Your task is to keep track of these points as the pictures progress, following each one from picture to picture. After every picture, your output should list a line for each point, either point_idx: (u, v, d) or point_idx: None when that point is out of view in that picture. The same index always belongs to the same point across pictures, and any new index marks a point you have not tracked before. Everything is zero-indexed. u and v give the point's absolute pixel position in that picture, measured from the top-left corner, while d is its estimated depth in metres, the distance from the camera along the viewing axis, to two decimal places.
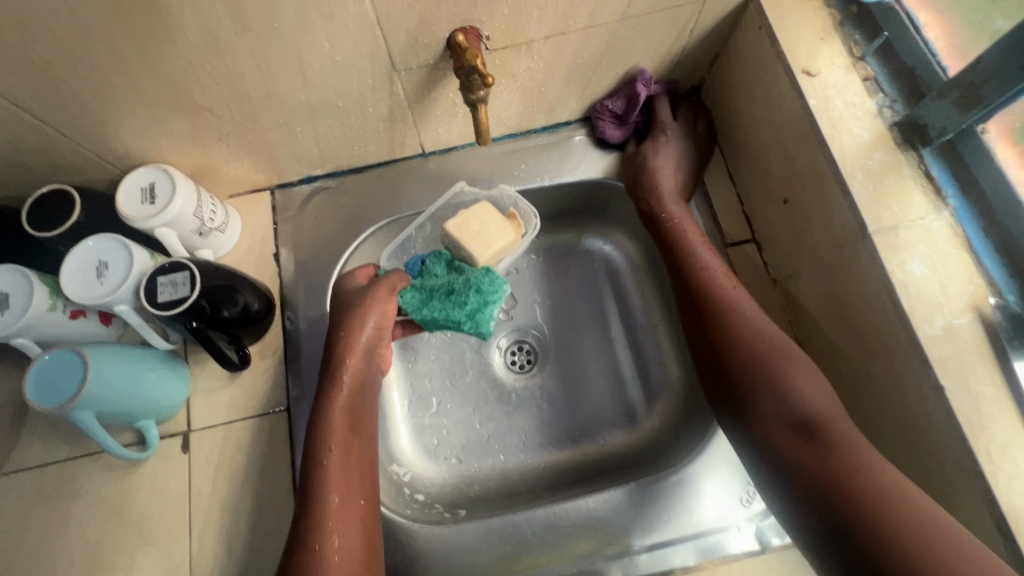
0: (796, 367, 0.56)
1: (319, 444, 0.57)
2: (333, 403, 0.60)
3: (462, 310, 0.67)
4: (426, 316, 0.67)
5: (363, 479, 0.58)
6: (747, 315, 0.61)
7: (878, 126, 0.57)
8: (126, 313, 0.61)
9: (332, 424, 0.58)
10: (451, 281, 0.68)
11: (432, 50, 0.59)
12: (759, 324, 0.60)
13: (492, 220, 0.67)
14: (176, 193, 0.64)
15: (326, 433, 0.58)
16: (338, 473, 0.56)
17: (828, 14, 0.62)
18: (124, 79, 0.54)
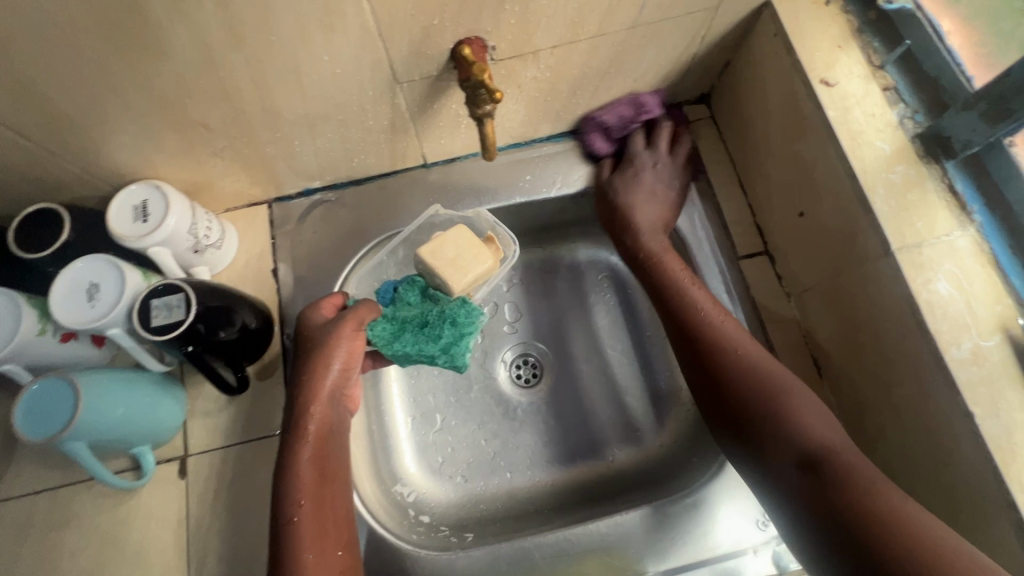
0: (790, 402, 0.54)
1: (289, 500, 0.53)
2: (297, 454, 0.55)
3: (436, 344, 0.62)
4: (399, 351, 0.62)
5: (337, 533, 0.54)
6: (737, 352, 0.58)
7: (900, 138, 0.55)
8: (119, 336, 0.59)
9: (299, 477, 0.54)
10: (427, 311, 0.64)
11: (435, 61, 0.57)
12: (747, 360, 0.57)
13: (467, 244, 0.61)
14: (170, 211, 0.62)
15: (295, 488, 0.54)
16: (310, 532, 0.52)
17: (846, 21, 0.60)
18: (112, 95, 0.51)
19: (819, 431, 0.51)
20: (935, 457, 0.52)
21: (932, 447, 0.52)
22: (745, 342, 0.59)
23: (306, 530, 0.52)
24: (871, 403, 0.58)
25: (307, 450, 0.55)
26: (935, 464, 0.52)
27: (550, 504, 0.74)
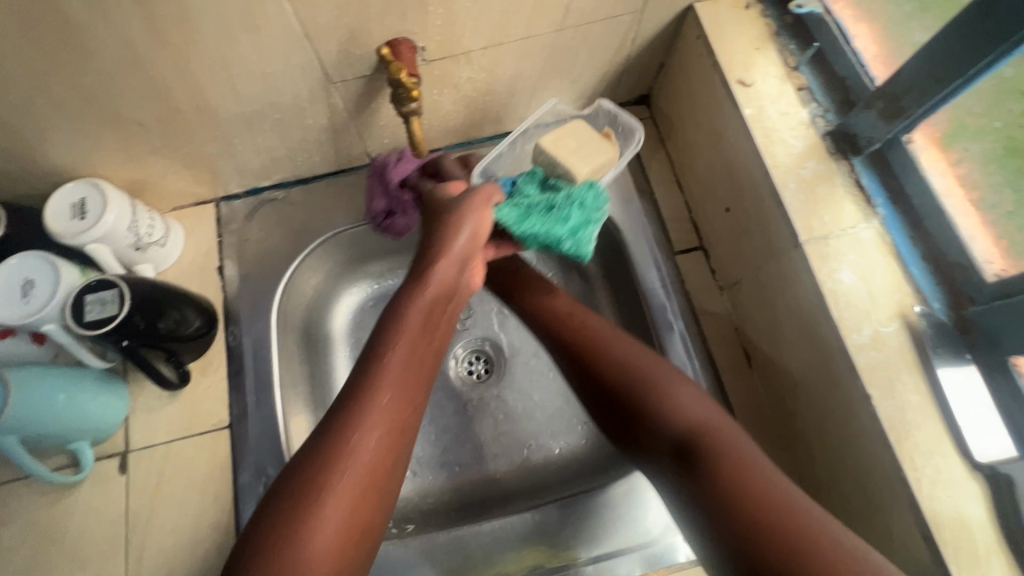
0: (660, 391, 0.54)
1: (368, 374, 0.48)
2: (406, 331, 0.51)
3: (563, 227, 0.54)
4: (525, 233, 0.54)
5: (405, 427, 0.48)
6: (605, 348, 0.58)
7: (811, 135, 0.58)
8: (55, 332, 0.59)
9: (391, 354, 0.49)
10: (553, 197, 0.55)
11: (366, 61, 0.58)
12: (614, 352, 0.57)
13: (586, 135, 0.57)
14: (108, 208, 0.63)
15: (382, 363, 0.49)
16: (382, 415, 0.47)
17: (763, 25, 0.62)
18: (41, 94, 0.52)
19: (692, 411, 0.52)
20: (844, 440, 0.54)
21: (842, 431, 0.54)
22: (614, 337, 0.59)
23: (383, 404, 0.47)
24: (791, 390, 0.61)
25: (405, 333, 0.51)
26: (845, 445, 0.54)
27: (496, 494, 0.76)
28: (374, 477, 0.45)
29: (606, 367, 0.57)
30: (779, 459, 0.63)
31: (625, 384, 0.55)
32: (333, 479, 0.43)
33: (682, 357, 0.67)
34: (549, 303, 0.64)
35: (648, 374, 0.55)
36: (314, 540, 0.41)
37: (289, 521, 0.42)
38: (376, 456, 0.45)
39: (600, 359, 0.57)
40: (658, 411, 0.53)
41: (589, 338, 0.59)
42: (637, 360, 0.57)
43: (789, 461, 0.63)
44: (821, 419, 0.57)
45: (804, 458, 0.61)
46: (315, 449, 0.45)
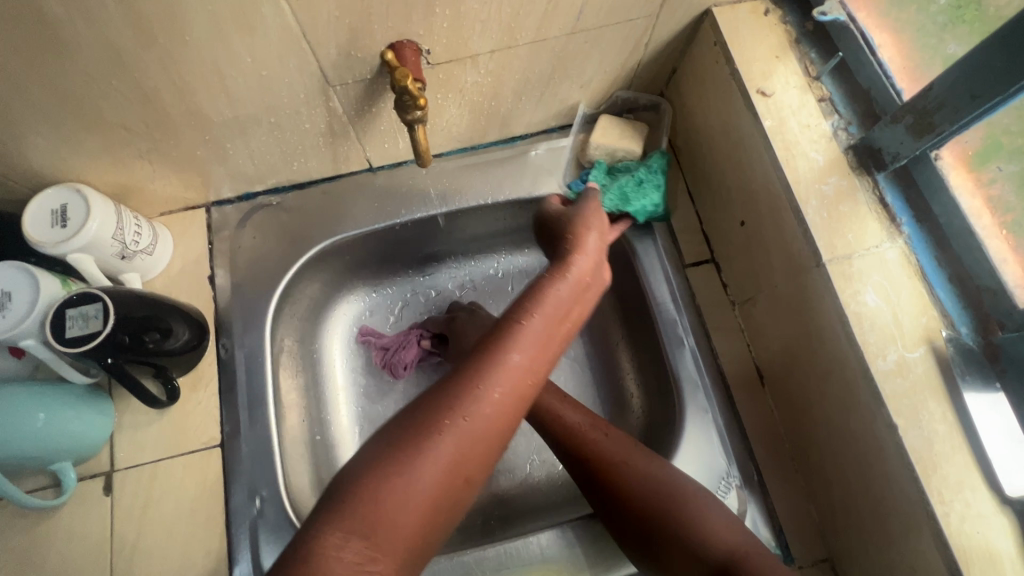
0: (689, 513, 0.51)
1: (493, 339, 0.45)
2: (540, 307, 0.48)
3: (657, 192, 0.70)
4: (636, 208, 0.68)
5: (518, 411, 0.44)
6: (626, 463, 0.55)
7: (833, 149, 0.55)
8: (34, 348, 0.56)
9: (523, 329, 0.46)
10: (639, 173, 0.70)
11: (367, 65, 0.55)
12: (634, 470, 0.54)
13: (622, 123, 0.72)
14: (90, 216, 0.59)
15: (514, 334, 0.45)
16: (500, 390, 0.42)
17: (783, 31, 0.60)
18: (16, 96, 0.48)
19: (723, 533, 0.50)
20: (865, 467, 0.52)
21: (863, 458, 0.52)
22: (637, 452, 0.55)
23: (501, 379, 0.43)
24: (807, 412, 0.59)
25: (541, 313, 0.48)
26: (866, 471, 0.52)
27: (498, 514, 0.73)
28: (479, 457, 0.41)
29: (628, 485, 0.53)
30: (790, 480, 0.62)
31: (649, 503, 0.52)
32: (440, 437, 0.39)
33: (692, 375, 0.65)
34: (560, 411, 0.59)
35: (676, 495, 0.52)
36: (406, 492, 0.38)
37: (387, 465, 0.38)
38: (485, 431, 0.41)
39: (621, 473, 0.54)
40: (689, 536, 0.50)
41: (608, 454, 0.55)
42: (662, 476, 0.53)
43: (800, 482, 0.62)
44: (840, 444, 0.55)
45: (819, 481, 0.59)
46: (430, 399, 0.41)
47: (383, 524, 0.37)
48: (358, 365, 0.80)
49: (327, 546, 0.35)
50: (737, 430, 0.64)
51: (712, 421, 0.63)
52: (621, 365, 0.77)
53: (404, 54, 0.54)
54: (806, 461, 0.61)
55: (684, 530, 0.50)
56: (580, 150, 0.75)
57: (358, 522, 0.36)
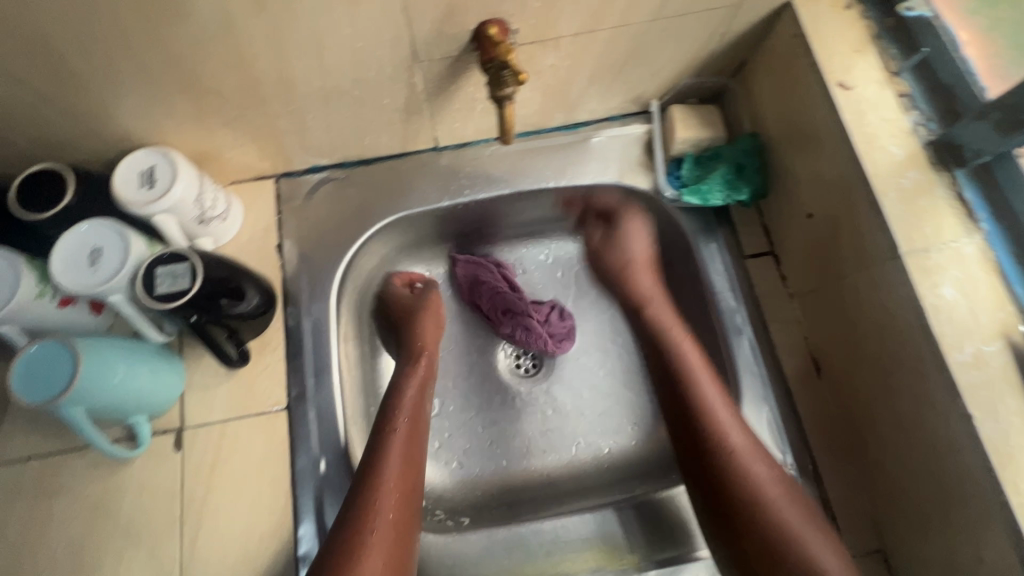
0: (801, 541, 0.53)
1: (374, 471, 0.58)
2: (393, 444, 0.61)
3: (755, 172, 0.70)
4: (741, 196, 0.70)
5: (405, 514, 0.58)
6: (756, 478, 0.57)
7: (912, 144, 0.56)
8: (119, 303, 0.58)
9: (391, 444, 0.61)
10: (736, 158, 0.70)
11: (456, 42, 0.56)
12: (763, 487, 0.57)
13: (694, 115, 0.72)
14: (177, 178, 0.61)
15: (382, 463, 0.59)
16: (391, 500, 0.57)
17: (864, 26, 0.60)
18: (126, 56, 0.50)
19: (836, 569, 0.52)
20: (933, 458, 0.53)
21: (932, 450, 0.53)
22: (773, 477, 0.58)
23: (390, 491, 0.57)
24: (869, 403, 0.60)
25: (397, 435, 0.62)
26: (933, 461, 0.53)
27: (545, 493, 0.74)
28: (392, 552, 0.55)
29: (749, 497, 0.57)
30: (846, 471, 0.63)
31: (765, 517, 0.55)
32: (363, 553, 0.53)
33: (749, 364, 0.67)
34: (715, 407, 0.62)
35: (790, 524, 0.55)
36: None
37: (336, 574, 0.51)
38: (392, 539, 0.55)
39: (745, 485, 0.57)
40: (799, 564, 0.52)
41: (735, 461, 0.58)
42: (782, 509, 0.56)
43: (855, 473, 0.63)
44: (905, 435, 0.56)
45: (877, 473, 0.60)
46: (345, 530, 0.55)
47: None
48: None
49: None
50: (792, 419, 0.65)
51: (767, 410, 0.65)
52: None
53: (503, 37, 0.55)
54: (863, 453, 0.62)
55: (791, 556, 0.53)
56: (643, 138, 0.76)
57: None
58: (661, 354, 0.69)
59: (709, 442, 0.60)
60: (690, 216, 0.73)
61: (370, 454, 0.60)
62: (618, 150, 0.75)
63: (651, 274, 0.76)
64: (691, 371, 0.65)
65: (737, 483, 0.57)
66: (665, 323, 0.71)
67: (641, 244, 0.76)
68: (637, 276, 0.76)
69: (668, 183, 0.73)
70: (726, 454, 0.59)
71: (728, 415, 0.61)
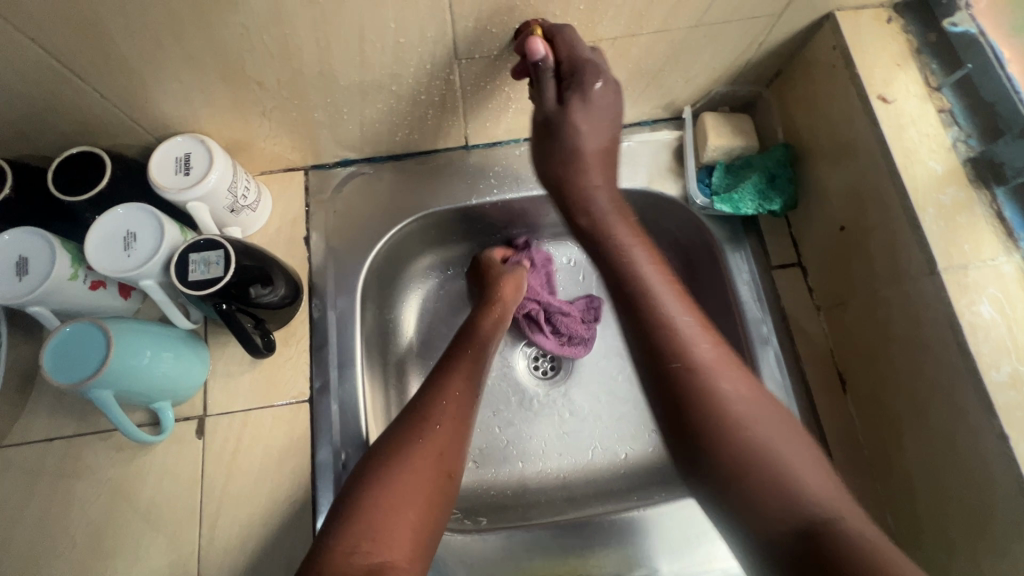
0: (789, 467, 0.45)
1: (433, 399, 0.56)
2: (452, 379, 0.59)
3: (787, 182, 0.70)
4: (773, 205, 0.69)
5: (458, 445, 0.54)
6: (727, 395, 0.48)
7: (952, 160, 0.56)
8: (152, 288, 0.59)
9: (450, 383, 0.58)
10: (768, 168, 0.70)
11: (498, 41, 0.57)
12: (739, 414, 0.47)
13: (727, 123, 0.72)
14: (213, 166, 0.61)
15: (440, 395, 0.57)
16: (439, 425, 0.54)
17: (906, 41, 0.61)
18: (174, 42, 0.51)
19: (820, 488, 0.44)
20: (963, 477, 0.53)
21: (963, 467, 0.52)
22: (732, 376, 0.49)
23: (443, 418, 0.54)
24: (895, 418, 0.60)
25: (457, 382, 0.58)
26: (966, 481, 0.52)
27: (561, 496, 0.74)
28: (433, 475, 0.51)
29: (724, 425, 0.47)
30: (868, 486, 0.63)
31: (741, 444, 0.46)
32: (403, 464, 0.50)
33: (775, 376, 0.66)
34: (672, 315, 0.52)
35: (766, 444, 0.46)
36: (391, 503, 0.48)
37: (376, 481, 0.49)
38: (437, 460, 0.52)
39: (722, 413, 0.47)
40: (786, 493, 0.44)
41: (711, 385, 0.49)
42: (781, 444, 0.46)
43: (878, 489, 0.62)
44: (933, 452, 0.56)
45: (901, 490, 0.60)
46: (392, 441, 0.52)
47: (383, 532, 0.46)
48: (430, 339, 0.81)
49: (340, 553, 0.45)
50: (816, 433, 0.64)
51: None
52: None
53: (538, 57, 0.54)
54: (887, 470, 0.61)
55: (788, 503, 0.44)
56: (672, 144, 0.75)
57: (364, 529, 0.46)
58: (607, 262, 0.57)
59: (667, 337, 0.51)
60: (719, 225, 0.73)
61: (431, 386, 0.58)
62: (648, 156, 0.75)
63: (605, 170, 0.60)
64: (654, 300, 0.53)
65: (706, 403, 0.48)
66: (592, 215, 0.59)
67: (604, 123, 0.58)
68: (610, 221, 0.59)
69: (699, 190, 0.72)
70: (688, 367, 0.49)
71: (704, 338, 0.51)
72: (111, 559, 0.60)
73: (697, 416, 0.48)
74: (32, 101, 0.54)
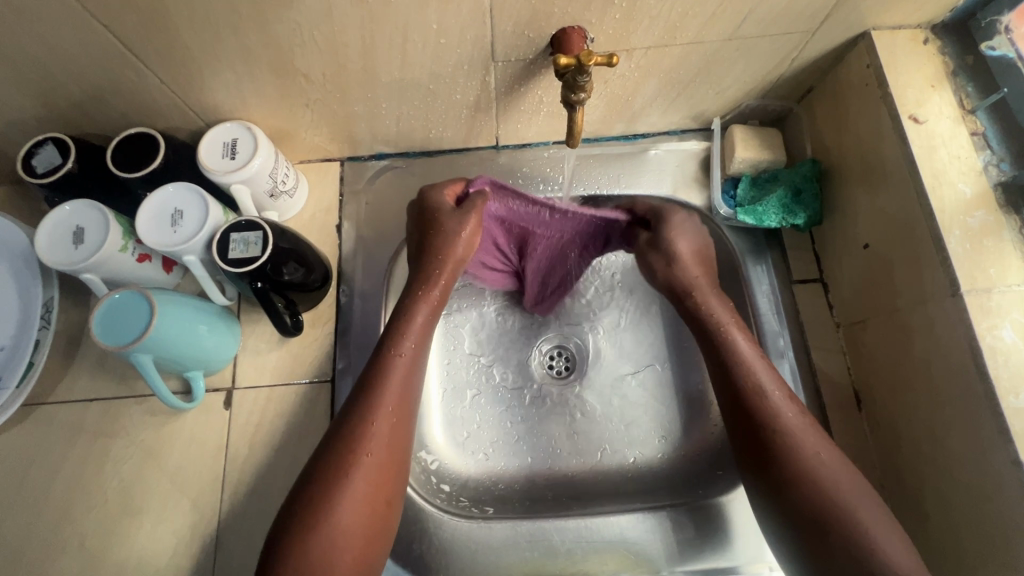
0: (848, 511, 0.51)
1: (359, 431, 0.55)
2: (376, 404, 0.57)
3: (815, 197, 0.70)
4: (800, 220, 0.70)
5: (389, 474, 0.56)
6: (806, 448, 0.54)
7: (982, 184, 0.56)
8: (193, 263, 0.62)
9: (377, 398, 0.57)
10: (794, 182, 0.70)
11: (534, 46, 0.59)
12: (814, 463, 0.53)
13: (755, 136, 0.73)
14: (258, 152, 0.65)
15: (365, 426, 0.55)
16: (369, 454, 0.54)
17: (941, 62, 0.61)
18: (232, 35, 0.55)
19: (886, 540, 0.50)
20: (976, 501, 0.52)
21: (977, 492, 0.52)
22: (808, 438, 0.55)
23: (370, 446, 0.55)
24: (910, 439, 0.59)
25: (386, 395, 0.57)
26: (979, 505, 0.52)
27: (569, 492, 0.75)
28: (367, 508, 0.53)
29: (799, 471, 0.53)
30: (879, 506, 0.62)
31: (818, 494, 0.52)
32: (332, 509, 0.52)
33: None
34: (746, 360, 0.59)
35: (834, 485, 0.52)
36: (328, 543, 0.51)
37: (305, 525, 0.51)
38: (368, 494, 0.54)
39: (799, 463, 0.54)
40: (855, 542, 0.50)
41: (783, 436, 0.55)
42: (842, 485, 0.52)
43: (888, 509, 0.62)
44: (946, 475, 0.56)
45: (911, 512, 0.59)
46: (315, 484, 0.53)
47: None
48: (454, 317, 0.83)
49: None
50: None
51: None
52: None
53: (570, 50, 0.56)
54: (900, 491, 0.61)
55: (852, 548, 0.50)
56: (699, 155, 0.76)
57: None
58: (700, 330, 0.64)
59: (753, 394, 0.57)
60: (742, 237, 0.73)
61: (353, 411, 0.56)
62: (674, 165, 0.76)
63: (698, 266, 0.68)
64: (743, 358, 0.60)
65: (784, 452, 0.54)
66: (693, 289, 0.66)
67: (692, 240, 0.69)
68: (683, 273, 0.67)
69: (724, 201, 0.73)
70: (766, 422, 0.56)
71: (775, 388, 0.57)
72: (139, 517, 0.64)
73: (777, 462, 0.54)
74: (98, 83, 0.58)
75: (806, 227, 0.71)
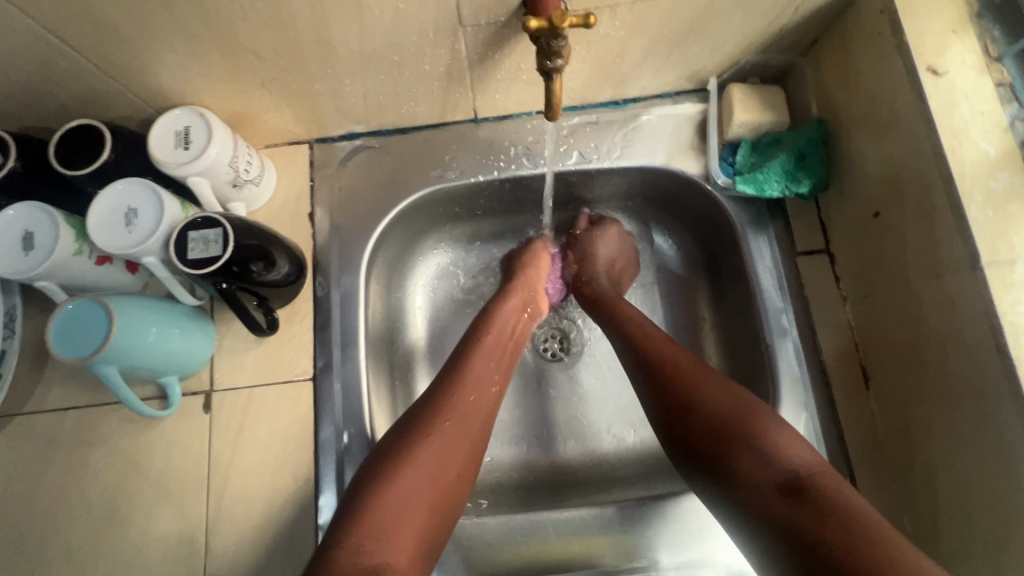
0: (772, 445, 0.49)
1: (440, 397, 0.55)
2: (469, 371, 0.58)
3: (821, 161, 0.64)
4: (805, 187, 0.65)
5: (464, 450, 0.53)
6: (706, 391, 0.54)
7: (1007, 141, 0.50)
8: (154, 265, 0.58)
9: (472, 357, 0.60)
10: (798, 146, 0.65)
11: (504, 7, 0.53)
12: (717, 398, 0.53)
13: (753, 95, 0.67)
14: (212, 139, 0.59)
15: (450, 399, 0.55)
16: (449, 421, 0.54)
17: (964, 3, 0.54)
18: (165, 9, 0.49)
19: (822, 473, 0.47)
20: (994, 486, 0.49)
21: (994, 477, 0.49)
22: (712, 384, 0.55)
23: (452, 415, 0.54)
24: (922, 418, 0.56)
25: (477, 364, 0.59)
26: (996, 490, 0.49)
27: (565, 479, 0.73)
28: (440, 481, 0.51)
29: (706, 409, 0.53)
30: (886, 487, 0.60)
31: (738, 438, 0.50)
32: (411, 464, 0.50)
33: (792, 369, 0.63)
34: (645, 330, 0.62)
35: (714, 402, 0.53)
36: (394, 506, 0.48)
37: (382, 482, 0.49)
38: (437, 476, 0.50)
39: (712, 412, 0.53)
40: (781, 482, 0.48)
41: (691, 384, 0.55)
42: (747, 412, 0.52)
43: (895, 492, 0.60)
44: (962, 460, 0.52)
45: (922, 493, 0.57)
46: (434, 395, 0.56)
47: (388, 533, 0.47)
48: (438, 304, 0.80)
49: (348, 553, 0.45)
50: (834, 429, 0.62)
51: (805, 418, 0.62)
52: (705, 349, 0.74)
53: None
54: (910, 474, 0.58)
55: (748, 446, 0.50)
56: (695, 118, 0.70)
57: (371, 530, 0.46)
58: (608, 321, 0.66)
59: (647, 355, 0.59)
60: (742, 207, 0.68)
61: (438, 386, 0.57)
62: (667, 131, 0.70)
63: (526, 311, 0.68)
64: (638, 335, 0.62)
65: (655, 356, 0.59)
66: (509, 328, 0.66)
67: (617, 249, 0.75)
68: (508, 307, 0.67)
69: (722, 170, 0.68)
70: (682, 389, 0.55)
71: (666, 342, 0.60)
72: (125, 525, 0.63)
73: (687, 420, 0.54)
74: (29, 72, 0.53)
75: (811, 194, 0.66)
